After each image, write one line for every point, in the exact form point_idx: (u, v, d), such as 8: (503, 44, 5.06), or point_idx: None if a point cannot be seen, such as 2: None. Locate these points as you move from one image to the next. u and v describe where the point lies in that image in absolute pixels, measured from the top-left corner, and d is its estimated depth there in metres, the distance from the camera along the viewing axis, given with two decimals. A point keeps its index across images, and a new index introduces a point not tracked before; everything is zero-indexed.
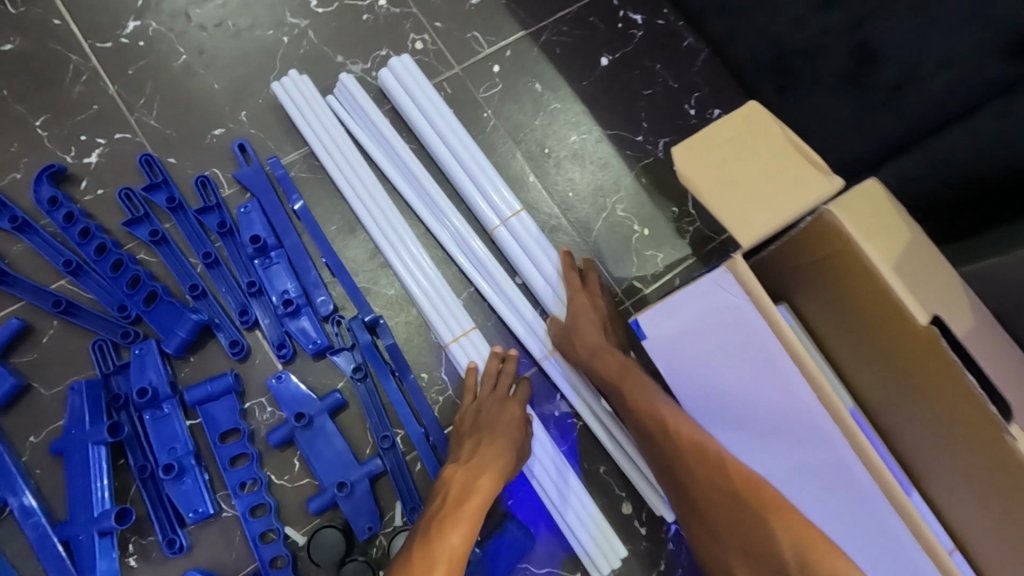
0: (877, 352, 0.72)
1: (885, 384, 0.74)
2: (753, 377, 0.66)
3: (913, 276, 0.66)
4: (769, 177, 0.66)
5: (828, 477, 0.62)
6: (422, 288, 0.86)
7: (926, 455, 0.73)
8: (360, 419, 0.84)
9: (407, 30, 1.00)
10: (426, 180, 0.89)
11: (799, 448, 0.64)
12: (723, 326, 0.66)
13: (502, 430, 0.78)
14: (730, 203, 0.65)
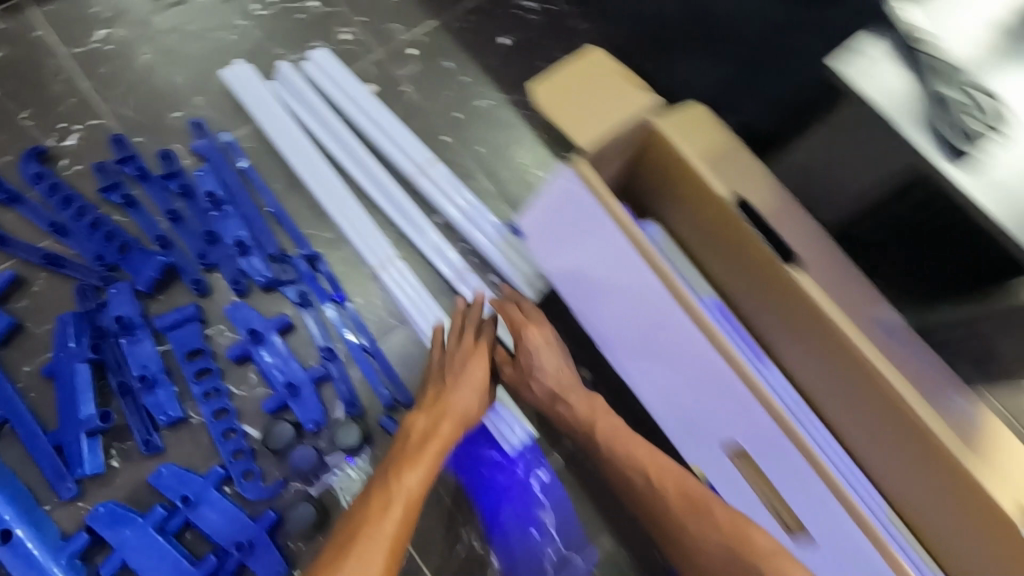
0: (719, 239, 0.88)
1: (734, 269, 0.89)
2: (605, 255, 0.82)
3: (724, 163, 0.85)
4: (610, 103, 0.85)
5: (663, 323, 0.79)
6: (352, 228, 1.03)
7: (769, 322, 0.88)
8: (306, 338, 0.99)
9: (336, 25, 1.19)
10: (354, 143, 1.07)
11: (640, 305, 0.81)
12: (578, 215, 0.82)
13: (463, 381, 0.87)
14: (580, 126, 0.85)
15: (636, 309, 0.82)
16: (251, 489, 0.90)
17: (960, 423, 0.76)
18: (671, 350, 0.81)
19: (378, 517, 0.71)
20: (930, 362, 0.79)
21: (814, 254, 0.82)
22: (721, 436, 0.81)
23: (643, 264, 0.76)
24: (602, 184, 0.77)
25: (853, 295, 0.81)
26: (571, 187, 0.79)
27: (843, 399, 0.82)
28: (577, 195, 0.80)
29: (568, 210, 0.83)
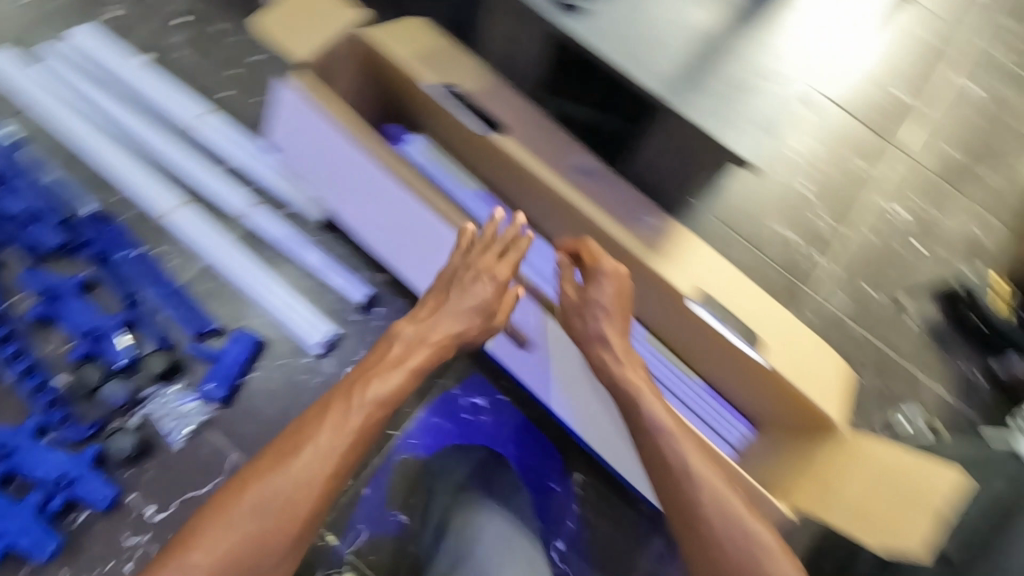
0: (453, 132, 0.99)
1: (478, 153, 0.98)
2: (335, 156, 0.90)
3: (434, 60, 0.93)
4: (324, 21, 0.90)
5: (393, 206, 0.89)
6: (136, 184, 1.10)
7: (515, 189, 0.98)
8: (107, 290, 1.04)
9: (96, 3, 1.23)
10: (126, 107, 1.13)
11: (373, 195, 0.91)
12: (304, 128, 0.90)
13: (464, 296, 0.78)
14: (300, 41, 0.88)
15: (373, 198, 0.91)
16: (73, 432, 0.96)
17: (647, 234, 0.92)
18: (398, 225, 0.92)
19: (321, 437, 0.66)
20: (617, 189, 0.93)
21: (519, 120, 0.93)
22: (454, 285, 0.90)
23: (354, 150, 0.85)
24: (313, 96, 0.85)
25: (556, 152, 0.93)
26: (290, 100, 0.87)
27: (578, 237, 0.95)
28: (297, 105, 0.87)
29: (295, 125, 0.90)
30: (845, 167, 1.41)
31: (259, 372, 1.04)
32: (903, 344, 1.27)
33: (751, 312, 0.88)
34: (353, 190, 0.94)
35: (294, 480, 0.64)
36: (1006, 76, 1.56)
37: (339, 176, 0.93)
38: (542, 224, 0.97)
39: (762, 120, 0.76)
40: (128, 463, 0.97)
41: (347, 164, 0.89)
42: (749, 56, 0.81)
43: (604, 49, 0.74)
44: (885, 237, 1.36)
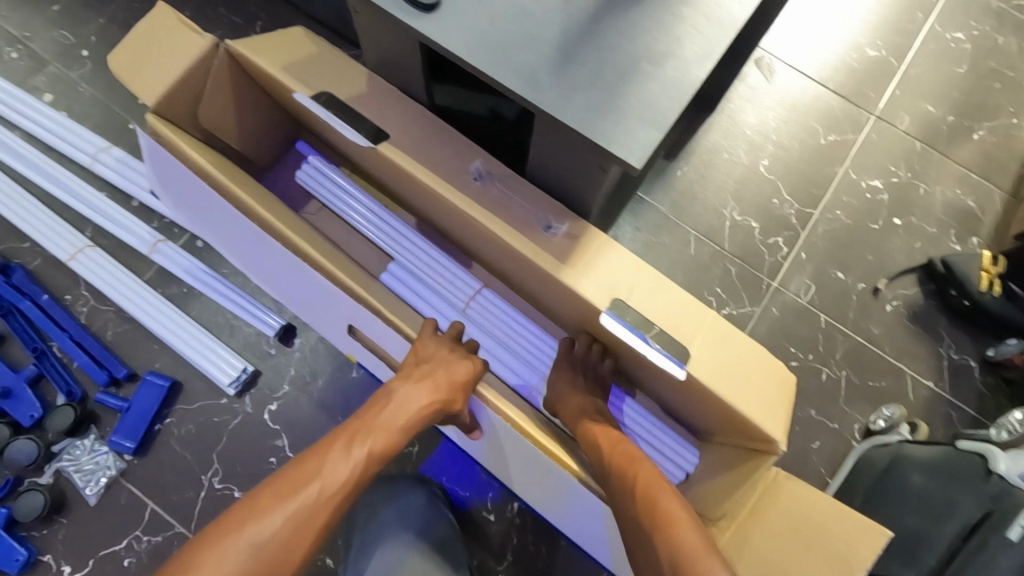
0: (351, 146, 0.94)
1: (378, 168, 0.93)
2: (205, 191, 0.86)
3: (316, 70, 0.88)
4: (174, 54, 0.81)
5: (265, 239, 0.84)
6: (41, 231, 1.07)
7: (418, 203, 0.92)
8: (19, 344, 1.03)
9: (2, 46, 1.21)
10: (28, 152, 1.10)
11: (244, 227, 0.85)
12: (168, 165, 0.87)
13: (447, 373, 0.76)
14: (144, 82, 0.79)
15: (247, 235, 0.87)
16: None
17: (554, 242, 0.83)
18: (280, 257, 0.86)
19: (320, 473, 0.62)
20: (522, 195, 0.85)
21: (405, 130, 0.87)
22: (341, 321, 0.88)
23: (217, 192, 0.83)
24: (170, 131, 0.81)
25: (447, 162, 0.86)
26: (144, 141, 0.85)
27: (487, 249, 0.89)
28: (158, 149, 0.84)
29: (160, 165, 0.88)
30: (812, 143, 1.27)
31: (172, 418, 1.01)
32: (877, 335, 1.15)
33: (676, 323, 0.80)
34: (232, 228, 0.89)
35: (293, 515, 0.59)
36: (994, 15, 1.38)
37: (214, 214, 0.89)
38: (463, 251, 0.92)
39: (649, 113, 0.68)
40: (44, 523, 0.94)
41: (213, 201, 0.86)
42: (647, 34, 0.71)
43: (463, 53, 0.69)
44: (859, 217, 1.23)
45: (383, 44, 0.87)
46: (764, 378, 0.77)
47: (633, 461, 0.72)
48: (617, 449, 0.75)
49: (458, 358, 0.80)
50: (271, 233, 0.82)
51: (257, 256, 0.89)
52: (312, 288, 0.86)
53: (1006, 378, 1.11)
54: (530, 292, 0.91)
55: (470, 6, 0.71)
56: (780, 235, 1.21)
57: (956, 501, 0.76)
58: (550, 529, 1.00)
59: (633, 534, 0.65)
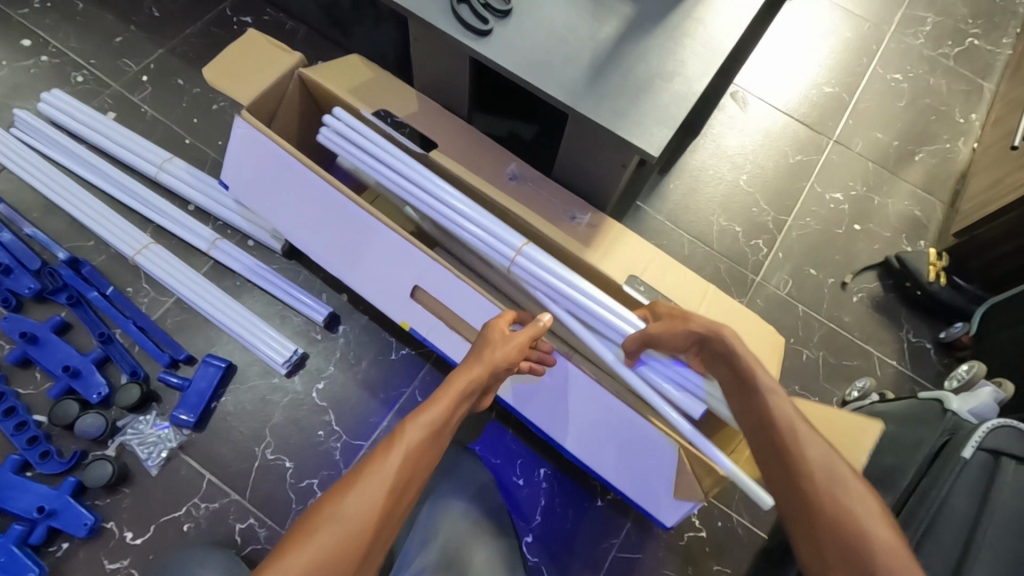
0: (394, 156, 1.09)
1: None
2: (290, 171, 0.98)
3: (372, 92, 1.04)
4: (264, 69, 1.00)
5: (341, 210, 0.97)
6: (106, 229, 1.18)
7: None
8: (84, 331, 1.12)
9: (70, 71, 1.34)
10: (96, 161, 1.22)
11: (322, 205, 0.98)
12: (254, 149, 0.99)
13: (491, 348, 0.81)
14: (237, 85, 0.98)
15: (320, 211, 0.99)
16: (53, 465, 1.00)
17: (579, 230, 0.99)
18: (350, 234, 0.99)
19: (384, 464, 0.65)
20: (550, 191, 1.01)
21: (451, 137, 1.04)
22: (402, 286, 0.98)
23: (309, 170, 0.96)
24: (261, 122, 0.96)
25: (488, 163, 1.02)
26: (240, 129, 0.98)
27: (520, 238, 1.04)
28: (253, 135, 0.97)
29: (246, 152, 1.00)
30: (783, 162, 1.48)
31: (227, 396, 1.10)
32: (848, 322, 1.33)
33: (683, 293, 0.97)
34: (306, 211, 1.01)
35: (365, 501, 0.62)
36: (926, 61, 1.64)
37: (291, 197, 1.01)
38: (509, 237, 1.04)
39: (662, 117, 0.85)
40: (108, 492, 1.01)
41: (295, 180, 0.98)
42: (656, 58, 0.90)
43: (512, 67, 0.86)
44: (826, 223, 1.43)
45: (434, 67, 1.04)
46: (752, 334, 0.96)
47: (836, 456, 0.62)
48: (799, 432, 0.64)
49: (504, 339, 0.83)
50: (349, 207, 0.96)
51: (323, 234, 1.01)
52: (378, 256, 0.98)
53: (959, 357, 1.28)
54: None
55: (516, 34, 0.89)
56: (760, 238, 1.39)
57: (922, 436, 0.92)
58: (576, 493, 1.12)
59: (822, 528, 0.58)
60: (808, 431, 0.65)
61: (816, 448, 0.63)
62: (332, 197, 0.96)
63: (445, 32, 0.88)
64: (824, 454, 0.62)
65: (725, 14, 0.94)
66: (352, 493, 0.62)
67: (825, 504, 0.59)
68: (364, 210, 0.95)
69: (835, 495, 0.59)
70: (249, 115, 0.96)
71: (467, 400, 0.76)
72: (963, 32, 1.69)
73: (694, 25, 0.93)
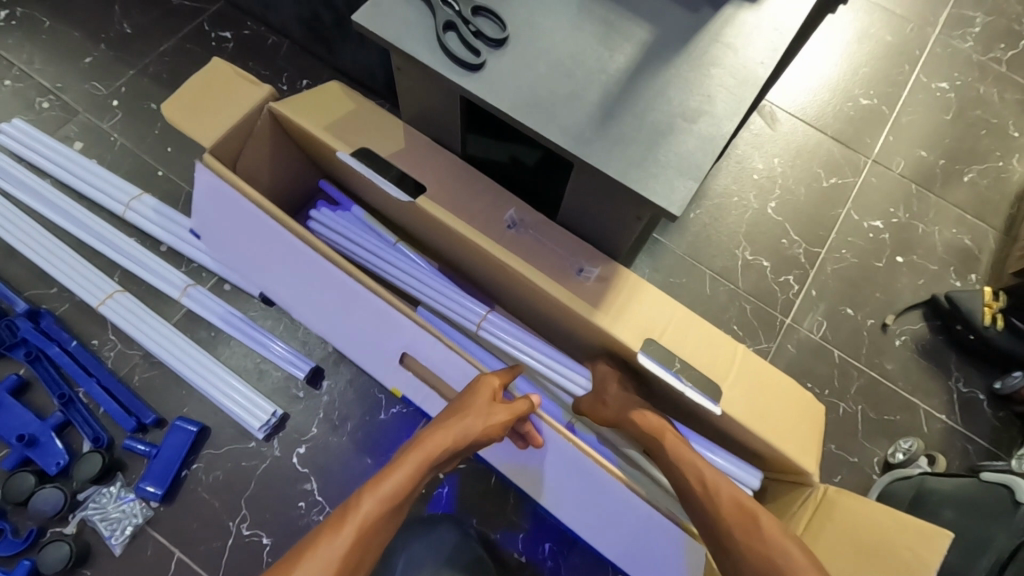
0: (379, 202, 0.97)
1: (408, 220, 0.96)
2: (265, 226, 0.88)
3: (352, 129, 0.92)
4: (231, 104, 0.88)
5: (322, 271, 0.87)
6: (69, 276, 1.08)
7: (453, 253, 0.95)
8: (44, 391, 1.02)
9: (35, 96, 1.24)
10: (59, 199, 1.12)
11: (300, 262, 0.88)
12: (223, 200, 0.88)
13: (468, 415, 0.74)
14: (201, 127, 0.87)
15: (300, 267, 0.89)
16: (6, 546, 0.91)
17: (587, 287, 0.86)
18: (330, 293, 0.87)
19: (330, 547, 0.59)
20: (554, 241, 0.89)
21: (443, 179, 0.91)
22: (389, 352, 0.88)
23: (281, 226, 0.86)
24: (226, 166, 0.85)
25: (485, 209, 0.90)
26: (205, 177, 0.87)
27: (518, 295, 0.92)
28: (218, 184, 0.87)
29: (217, 203, 0.89)
30: (815, 185, 1.34)
31: (200, 463, 1.00)
32: (890, 370, 1.19)
33: (707, 360, 0.84)
34: (286, 266, 0.90)
35: None
36: (976, 68, 1.48)
37: (267, 251, 0.91)
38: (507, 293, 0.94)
39: (685, 166, 0.72)
40: (67, 575, 0.92)
41: (271, 234, 0.88)
42: (677, 92, 0.76)
43: (506, 108, 0.74)
44: (864, 256, 1.28)
45: (421, 99, 0.91)
46: (788, 406, 0.83)
47: (746, 505, 0.69)
48: (718, 488, 0.72)
49: (485, 404, 0.76)
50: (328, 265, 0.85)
51: (305, 290, 0.91)
52: (365, 319, 0.88)
53: (1017, 411, 1.14)
54: (566, 336, 0.94)
55: (513, 65, 0.76)
56: (790, 274, 1.25)
57: (989, 534, 0.78)
58: (583, 572, 1.00)
59: None
60: (719, 491, 0.71)
61: (729, 501, 0.70)
62: (309, 254, 0.86)
63: (429, 66, 0.75)
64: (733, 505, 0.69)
65: (759, 37, 0.80)
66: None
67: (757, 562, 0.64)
68: (343, 271, 0.84)
69: (755, 547, 0.65)
70: (211, 157, 0.85)
71: (431, 468, 0.70)
72: (1018, 33, 1.51)
73: (724, 52, 0.79)
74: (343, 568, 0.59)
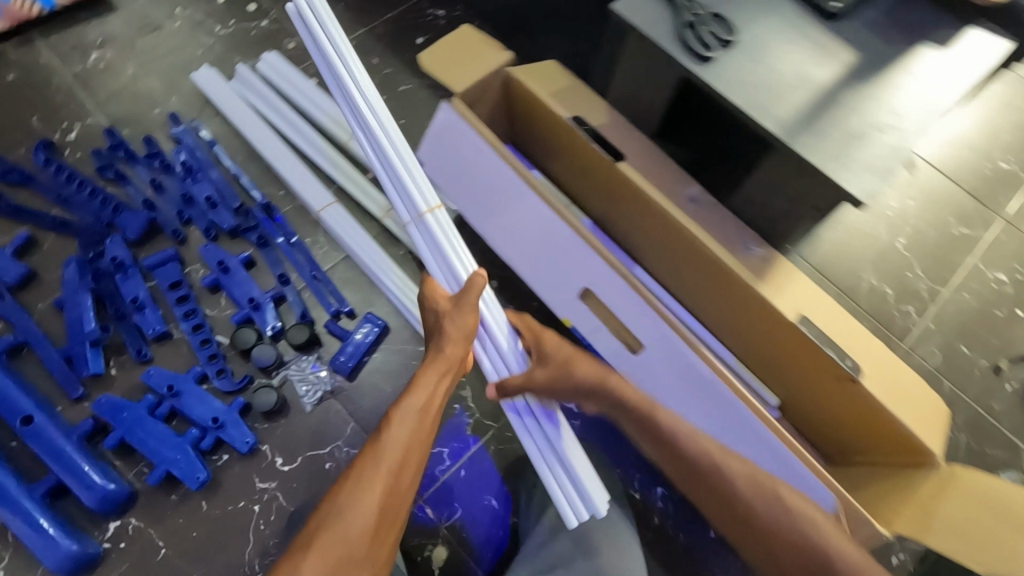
0: (569, 171, 1.18)
1: (592, 191, 1.16)
2: (487, 165, 1.04)
3: (569, 97, 1.11)
4: (477, 62, 1.08)
5: (531, 210, 1.02)
6: (299, 183, 1.28)
7: (624, 221, 1.13)
8: (265, 269, 1.24)
9: (283, 37, 1.49)
10: (297, 120, 1.34)
11: (509, 200, 1.04)
12: (455, 139, 1.05)
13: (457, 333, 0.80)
14: (454, 76, 1.06)
15: (508, 204, 1.05)
16: (226, 383, 1.12)
17: (753, 261, 1.01)
18: (535, 227, 1.03)
19: (379, 460, 0.69)
20: (726, 220, 1.05)
21: (638, 151, 1.07)
22: (574, 287, 1.02)
23: (500, 160, 1.01)
24: (469, 111, 1.01)
25: (674, 184, 1.06)
26: (447, 117, 1.04)
27: (676, 263, 1.09)
28: (455, 123, 1.03)
29: (448, 139, 1.06)
30: (945, 231, 1.43)
31: (380, 353, 1.18)
32: (997, 410, 1.26)
33: (846, 339, 0.96)
34: (495, 201, 1.07)
35: (368, 498, 0.66)
36: None
37: (481, 186, 1.07)
38: (663, 261, 1.11)
39: (874, 166, 0.86)
40: (267, 417, 1.11)
41: (491, 172, 1.04)
42: (870, 107, 0.91)
43: (730, 99, 0.89)
44: (984, 303, 1.36)
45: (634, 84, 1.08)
46: (914, 394, 0.92)
47: (764, 482, 0.77)
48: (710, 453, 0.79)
49: (456, 313, 0.80)
50: (541, 205, 1.00)
51: (508, 224, 1.07)
52: (554, 257, 1.03)
53: None
54: (706, 307, 1.11)
55: (737, 65, 0.92)
56: (911, 305, 1.34)
57: None
58: (687, 520, 1.11)
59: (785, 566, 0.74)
60: (724, 459, 0.79)
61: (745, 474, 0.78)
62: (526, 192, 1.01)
63: (671, 56, 0.93)
64: (749, 479, 0.78)
65: (942, 75, 0.95)
66: (353, 495, 0.66)
67: (777, 540, 0.74)
68: (550, 209, 0.99)
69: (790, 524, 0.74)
70: (459, 102, 1.02)
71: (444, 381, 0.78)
72: None
73: (912, 81, 0.93)
74: (392, 478, 0.68)
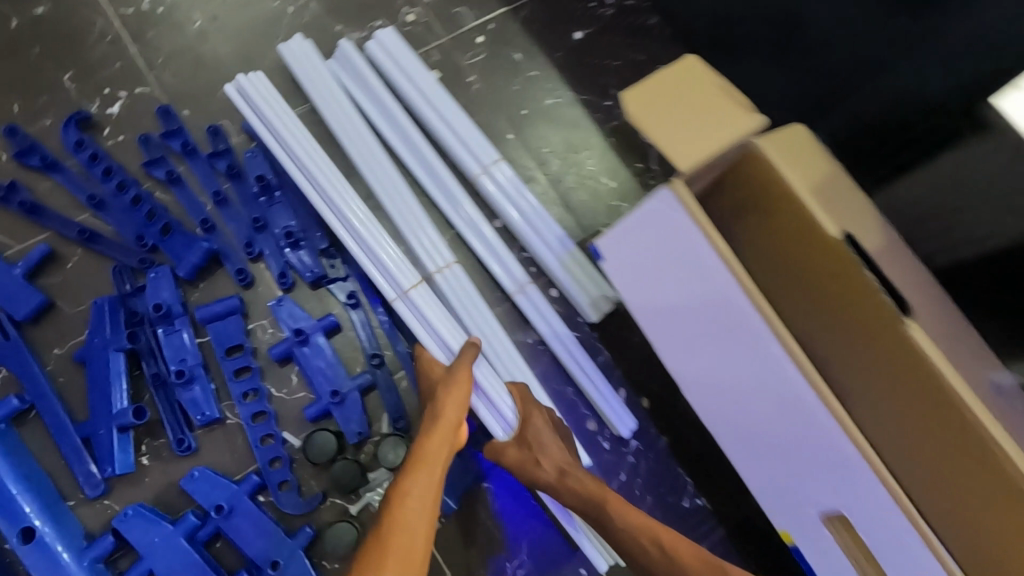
0: (797, 283, 0.79)
1: (828, 323, 0.77)
2: (710, 294, 0.69)
3: (828, 196, 0.76)
4: (717, 129, 0.71)
5: (771, 377, 0.67)
6: (409, 227, 0.94)
7: (872, 383, 0.73)
8: (351, 340, 0.93)
9: (401, 4, 1.10)
10: (413, 133, 0.98)
11: (735, 349, 0.70)
12: (672, 243, 0.70)
13: (455, 397, 0.78)
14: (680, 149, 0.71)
15: (730, 352, 0.71)
16: (289, 503, 0.84)
17: None
18: (772, 402, 0.69)
19: (396, 537, 0.67)
20: None
21: (922, 300, 0.74)
22: (809, 493, 0.70)
23: (746, 301, 0.65)
24: (703, 210, 0.66)
25: (971, 363, 0.72)
26: (669, 211, 0.68)
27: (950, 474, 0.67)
28: (679, 222, 0.67)
29: (658, 240, 0.72)
30: None
31: None
32: None
33: None
34: (707, 340, 0.73)
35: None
36: None
37: (693, 314, 0.73)
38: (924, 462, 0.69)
39: None
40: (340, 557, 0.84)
41: (718, 305, 0.69)
42: None
43: None
44: None
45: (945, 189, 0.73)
46: None
47: None
48: None
49: (451, 373, 0.81)
50: (797, 381, 0.65)
51: (720, 374, 0.74)
52: (787, 446, 0.70)
53: None
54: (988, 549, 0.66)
55: None
56: None
57: None
58: None
59: None
60: None
61: None
62: (771, 352, 0.66)
63: None
64: None
65: None
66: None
67: None
68: (812, 391, 0.63)
69: None
70: (688, 192, 0.66)
71: (444, 450, 0.75)
72: None
73: None
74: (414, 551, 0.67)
